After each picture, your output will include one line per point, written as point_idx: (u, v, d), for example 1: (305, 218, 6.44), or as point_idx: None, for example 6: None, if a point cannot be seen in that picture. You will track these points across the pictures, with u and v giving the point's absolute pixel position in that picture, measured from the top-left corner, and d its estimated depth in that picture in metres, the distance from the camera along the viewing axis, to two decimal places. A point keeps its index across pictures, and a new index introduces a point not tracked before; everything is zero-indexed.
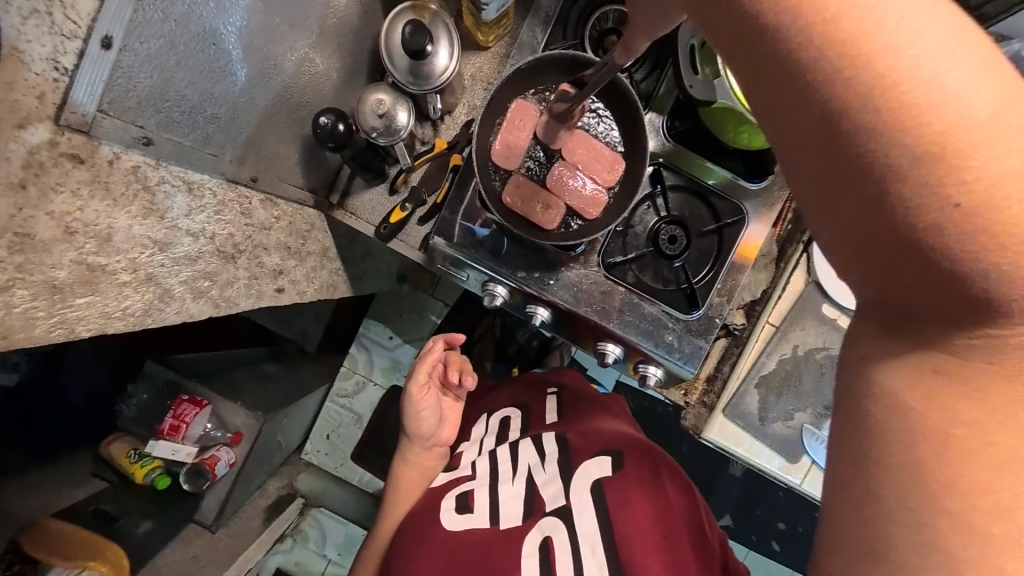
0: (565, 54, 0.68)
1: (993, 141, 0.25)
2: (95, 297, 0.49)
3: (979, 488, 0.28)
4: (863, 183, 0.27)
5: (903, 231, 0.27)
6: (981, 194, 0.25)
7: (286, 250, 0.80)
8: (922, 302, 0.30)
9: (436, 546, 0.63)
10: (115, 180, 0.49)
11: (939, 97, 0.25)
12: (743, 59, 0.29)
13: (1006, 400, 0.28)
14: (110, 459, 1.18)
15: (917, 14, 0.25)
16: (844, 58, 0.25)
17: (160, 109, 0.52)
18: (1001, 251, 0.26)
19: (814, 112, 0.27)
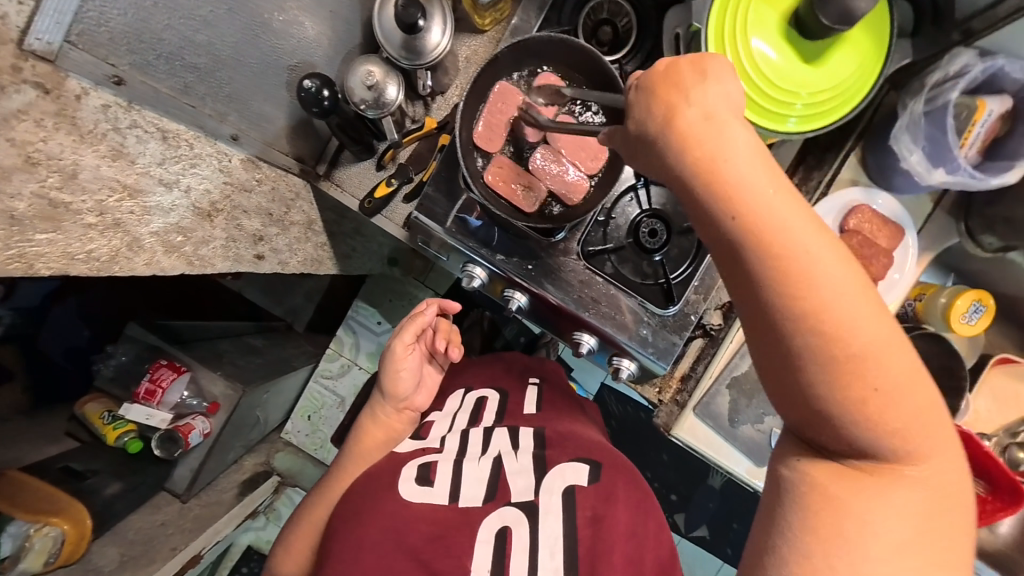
0: (553, 36, 0.69)
1: (879, 355, 0.38)
2: (58, 235, 0.50)
3: (843, 535, 0.38)
4: (802, 367, 0.38)
5: (826, 401, 0.38)
6: (871, 385, 0.38)
7: (268, 216, 0.76)
8: (836, 446, 0.40)
9: (384, 514, 0.60)
10: (83, 116, 0.52)
11: (846, 321, 0.37)
12: (725, 263, 0.40)
13: (873, 487, 0.39)
14: (83, 419, 1.17)
15: (834, 268, 0.38)
16: (792, 285, 0.37)
17: (134, 50, 0.56)
18: (882, 419, 0.38)
19: (773, 315, 0.38)
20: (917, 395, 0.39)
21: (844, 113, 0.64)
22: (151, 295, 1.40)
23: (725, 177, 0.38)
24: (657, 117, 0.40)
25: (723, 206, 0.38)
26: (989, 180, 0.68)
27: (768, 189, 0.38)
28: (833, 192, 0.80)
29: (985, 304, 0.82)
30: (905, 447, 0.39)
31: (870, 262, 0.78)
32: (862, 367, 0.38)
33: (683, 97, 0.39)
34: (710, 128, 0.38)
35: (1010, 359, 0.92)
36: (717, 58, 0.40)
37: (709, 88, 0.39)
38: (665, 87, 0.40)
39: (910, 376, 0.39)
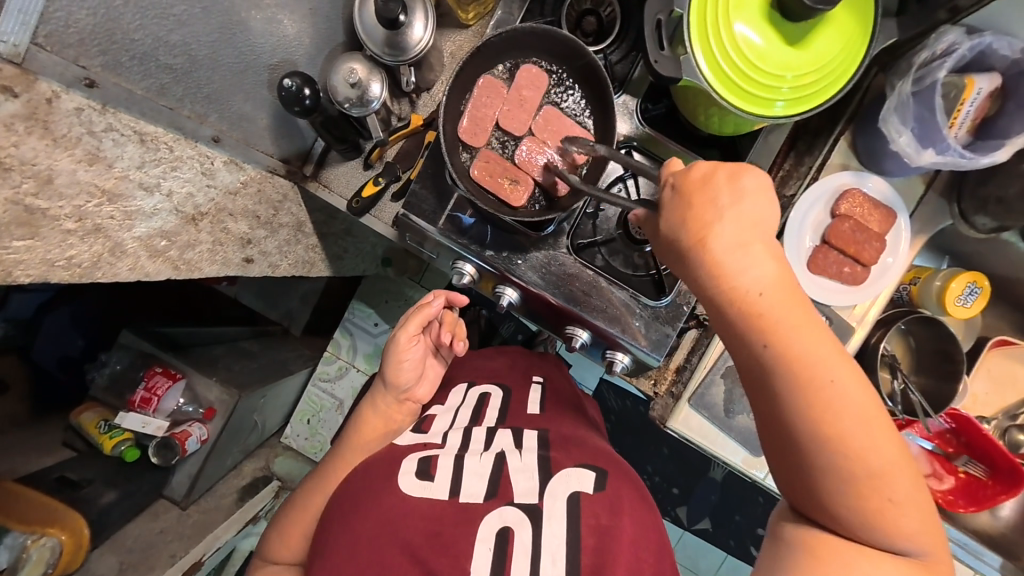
0: (526, 27, 0.67)
1: (871, 448, 0.44)
2: (36, 242, 0.49)
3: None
4: (800, 447, 0.45)
5: (818, 478, 0.45)
6: (863, 473, 0.44)
7: (256, 220, 0.79)
8: (826, 518, 0.46)
9: (384, 507, 0.60)
10: (56, 120, 0.49)
11: (842, 418, 0.44)
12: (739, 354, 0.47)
13: (858, 554, 0.45)
14: (79, 428, 1.17)
15: (836, 371, 0.45)
16: (797, 381, 0.44)
17: (106, 50, 0.52)
18: (870, 502, 0.44)
19: (777, 403, 0.45)
20: (911, 489, 0.45)
21: (816, 105, 0.64)
22: (151, 299, 1.38)
23: (745, 289, 0.45)
24: (689, 228, 0.47)
25: (741, 307, 0.45)
26: (979, 159, 0.68)
27: (783, 300, 0.45)
28: (821, 178, 0.79)
29: (981, 286, 0.81)
30: (900, 532, 0.45)
31: (863, 247, 0.78)
32: (860, 460, 0.44)
33: (716, 213, 0.46)
34: (735, 243, 0.46)
35: (1008, 341, 0.91)
36: (750, 177, 0.46)
37: (738, 207, 0.46)
38: (697, 201, 0.46)
39: (900, 471, 0.45)
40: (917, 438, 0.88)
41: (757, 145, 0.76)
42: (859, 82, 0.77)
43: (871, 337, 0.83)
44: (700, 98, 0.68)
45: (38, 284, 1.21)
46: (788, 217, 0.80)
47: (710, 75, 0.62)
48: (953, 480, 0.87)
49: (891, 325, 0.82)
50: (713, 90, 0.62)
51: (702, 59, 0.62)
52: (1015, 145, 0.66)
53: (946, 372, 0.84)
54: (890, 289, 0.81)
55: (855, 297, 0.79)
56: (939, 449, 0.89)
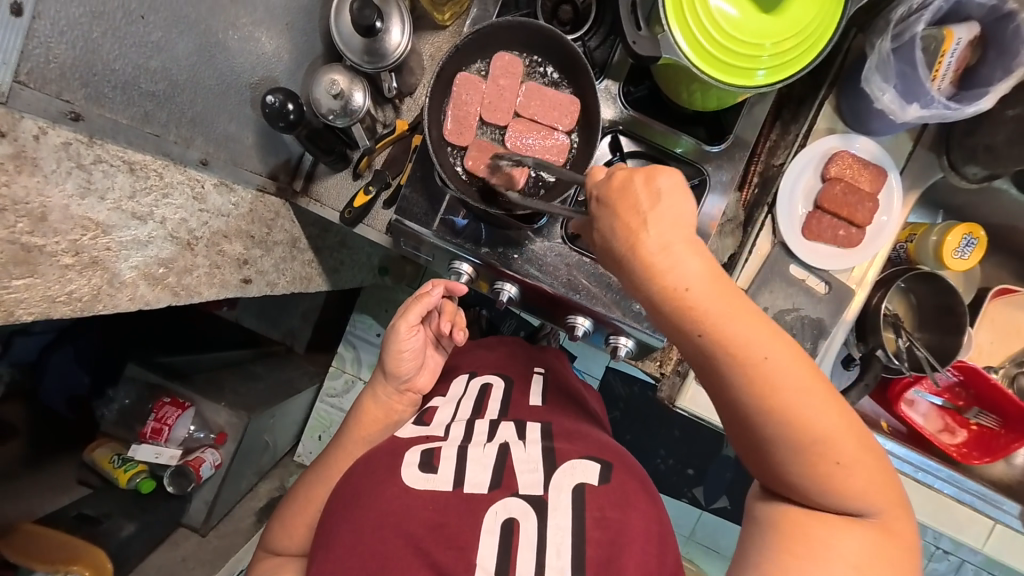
0: (515, 21, 0.69)
1: (823, 423, 0.44)
2: (34, 279, 0.49)
3: (794, 540, 0.45)
4: (752, 432, 0.46)
5: (775, 461, 0.46)
6: (821, 448, 0.44)
7: (250, 239, 0.80)
8: (795, 497, 0.47)
9: (387, 499, 0.59)
10: (44, 156, 0.47)
11: (789, 399, 0.44)
12: (684, 351, 0.48)
13: (817, 518, 0.46)
14: (93, 464, 1.17)
15: (777, 355, 0.45)
16: (739, 371, 0.45)
17: (87, 82, 0.51)
18: (832, 475, 0.44)
19: (725, 393, 0.46)
20: (870, 456, 0.45)
21: (795, 72, 0.64)
22: (152, 326, 1.35)
23: (678, 289, 0.45)
24: (618, 234, 0.47)
25: (675, 306, 0.46)
26: (964, 109, 0.68)
27: (713, 295, 0.45)
28: (809, 143, 0.80)
29: (976, 236, 0.82)
30: (862, 500, 0.45)
31: (856, 209, 0.78)
32: (815, 438, 0.44)
33: (640, 217, 0.46)
34: (661, 245, 0.46)
35: (1010, 289, 0.91)
36: (664, 177, 0.47)
37: (660, 207, 0.46)
38: (622, 206, 0.47)
39: (857, 440, 0.45)
40: (925, 394, 0.90)
41: (743, 116, 0.77)
42: (837, 45, 0.79)
43: (870, 298, 0.83)
44: (681, 75, 0.68)
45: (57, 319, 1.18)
46: (778, 188, 0.81)
47: (689, 51, 0.62)
48: (965, 433, 0.89)
49: (889, 284, 0.83)
50: (692, 64, 0.62)
51: (680, 36, 0.62)
52: (999, 91, 0.66)
53: (949, 326, 0.85)
54: (886, 249, 0.81)
55: (852, 259, 0.80)
56: (949, 404, 0.91)
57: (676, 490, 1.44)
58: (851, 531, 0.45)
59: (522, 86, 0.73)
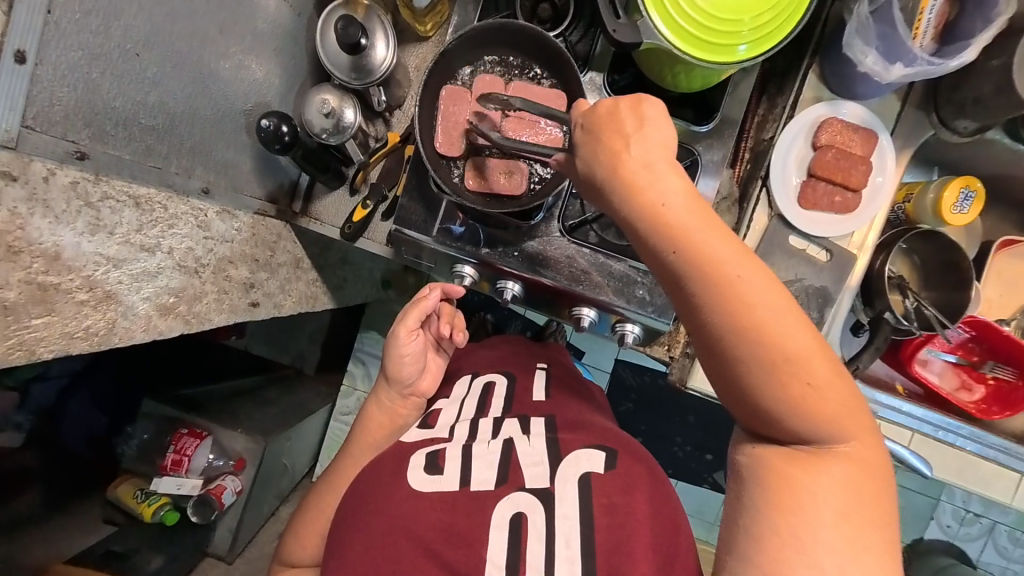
0: (490, 24, 0.71)
1: (795, 347, 0.44)
2: (52, 317, 0.50)
3: (781, 499, 0.44)
4: (724, 351, 0.46)
5: (745, 382, 0.46)
6: (791, 371, 0.44)
7: (255, 263, 0.82)
8: (763, 423, 0.46)
9: (396, 503, 0.60)
10: (54, 197, 0.48)
11: (762, 319, 0.44)
12: (660, 271, 0.48)
13: (795, 466, 0.45)
14: (117, 500, 1.18)
15: (752, 275, 0.45)
16: (711, 287, 0.45)
17: (91, 121, 0.52)
18: (800, 399, 0.44)
19: (696, 311, 0.46)
20: (839, 384, 0.45)
21: (770, 48, 0.65)
22: (166, 359, 1.36)
23: (655, 203, 0.47)
24: (601, 156, 0.49)
25: (652, 222, 0.47)
26: (949, 63, 0.68)
27: (690, 212, 0.46)
28: (798, 114, 0.81)
29: (974, 189, 0.82)
30: (831, 428, 0.45)
31: (850, 173, 0.79)
32: (785, 357, 0.44)
33: (623, 139, 0.48)
34: (643, 165, 0.48)
35: (1011, 241, 0.92)
36: (651, 106, 0.49)
37: (644, 132, 0.48)
38: (605, 131, 0.49)
39: (827, 367, 0.45)
40: (938, 352, 0.91)
41: (728, 94, 0.79)
42: (815, 14, 0.80)
43: (873, 261, 0.83)
44: (665, 58, 0.70)
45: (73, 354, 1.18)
46: (771, 157, 0.82)
47: (670, 35, 0.64)
48: (983, 388, 0.89)
49: (890, 247, 0.83)
50: (673, 44, 0.64)
51: (659, 21, 0.64)
52: (981, 42, 0.67)
53: (955, 281, 0.86)
54: (884, 211, 0.82)
55: (851, 224, 0.80)
56: (963, 359, 0.91)
57: (697, 476, 1.43)
58: (820, 464, 0.45)
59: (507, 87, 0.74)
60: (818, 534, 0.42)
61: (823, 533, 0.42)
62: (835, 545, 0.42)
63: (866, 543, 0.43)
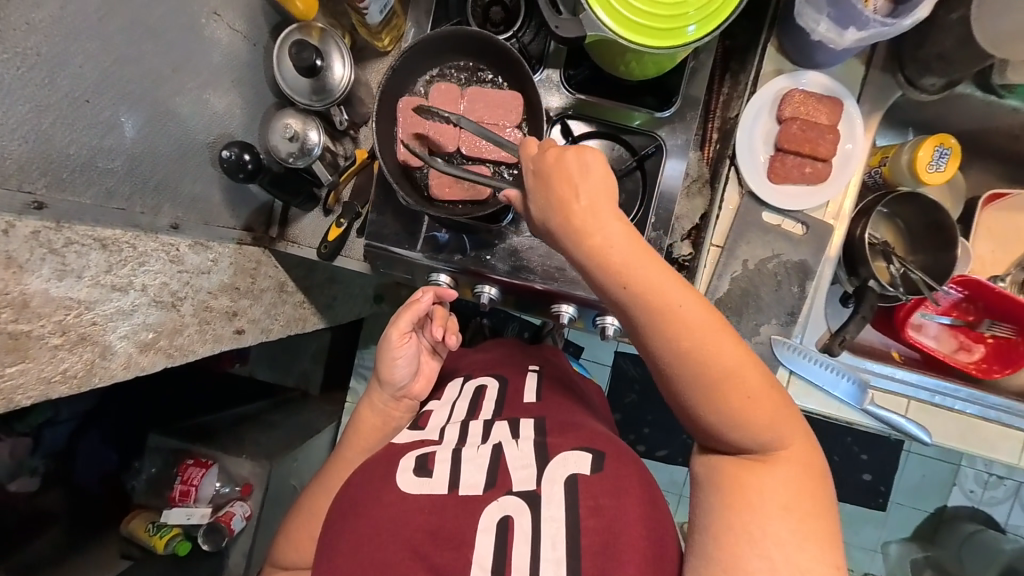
0: (440, 32, 0.72)
1: (732, 368, 0.48)
2: (26, 363, 0.52)
3: (737, 501, 0.47)
4: (674, 376, 0.49)
5: (694, 402, 0.49)
6: (731, 388, 0.48)
7: (236, 291, 0.83)
8: (714, 436, 0.50)
9: (385, 506, 0.59)
10: (16, 247, 0.49)
11: (703, 344, 0.48)
12: (613, 306, 0.52)
13: (747, 469, 0.48)
14: (131, 535, 1.21)
15: (692, 306, 0.49)
16: (657, 318, 0.49)
17: (46, 171, 0.53)
18: (743, 413, 0.48)
19: (646, 340, 0.50)
20: (774, 399, 0.49)
21: (718, 25, 0.65)
22: (175, 389, 1.37)
23: (602, 245, 0.51)
24: (551, 203, 0.53)
25: (600, 264, 0.51)
26: (903, 22, 0.66)
27: (634, 251, 0.50)
28: (760, 88, 0.80)
29: (948, 146, 0.80)
30: (771, 436, 0.48)
31: (818, 143, 0.78)
32: (725, 377, 0.48)
33: (571, 186, 0.52)
34: (588, 209, 0.52)
35: (1000, 194, 0.90)
36: (592, 154, 0.53)
37: (588, 180, 0.52)
38: (555, 178, 0.53)
39: (763, 384, 0.49)
40: (932, 316, 0.89)
41: (687, 78, 0.78)
42: None
43: (853, 229, 0.81)
44: (615, 48, 0.70)
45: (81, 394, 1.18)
46: (737, 135, 0.81)
47: (614, 25, 0.64)
48: (982, 348, 0.87)
49: (870, 212, 0.81)
50: (617, 33, 0.64)
51: (602, 12, 0.63)
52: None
53: (942, 242, 0.83)
54: (857, 176, 0.81)
55: (824, 194, 0.79)
56: (960, 320, 0.89)
57: None
58: (767, 468, 0.48)
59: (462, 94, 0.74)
60: (772, 532, 0.45)
61: (774, 530, 0.45)
62: (788, 542, 0.45)
63: (813, 535, 0.46)
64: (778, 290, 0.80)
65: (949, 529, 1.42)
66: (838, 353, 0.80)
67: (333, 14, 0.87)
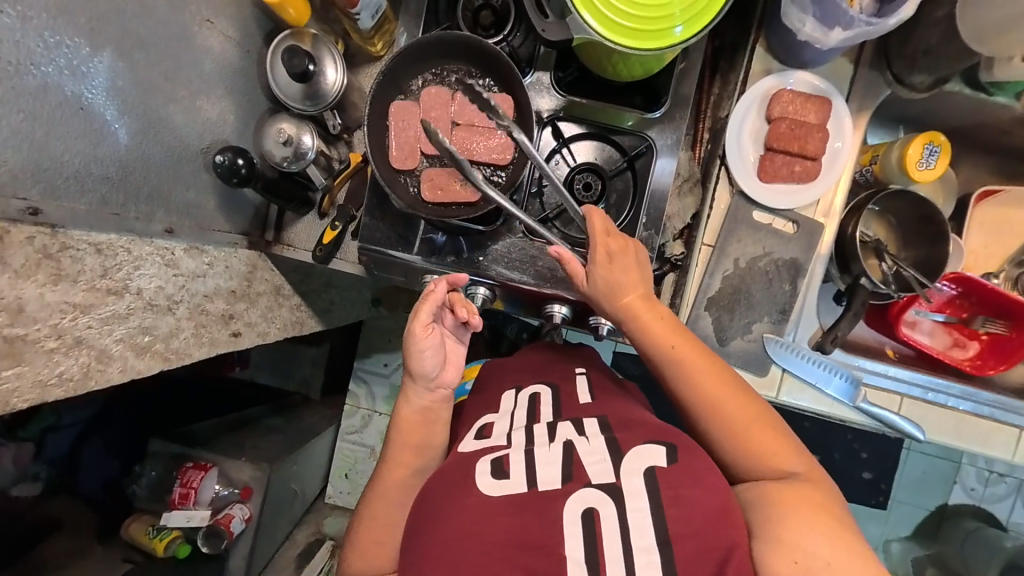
0: (428, 38, 0.73)
1: (748, 411, 0.63)
2: (22, 367, 0.52)
3: (778, 505, 0.56)
4: (703, 416, 0.64)
5: (721, 436, 0.62)
6: (747, 426, 0.62)
7: (231, 295, 0.84)
8: (743, 466, 0.61)
9: (465, 510, 0.55)
10: (12, 253, 0.50)
11: (722, 392, 0.63)
12: (654, 363, 0.67)
13: (782, 486, 0.58)
14: (132, 540, 1.21)
15: (712, 363, 0.65)
16: (687, 372, 0.65)
17: (41, 179, 0.54)
18: (760, 445, 0.61)
19: (681, 389, 0.65)
20: (785, 437, 0.62)
21: (705, 26, 0.65)
22: (178, 392, 1.39)
23: (644, 317, 0.67)
24: (606, 283, 0.69)
25: (645, 332, 0.67)
26: (888, 20, 0.66)
27: (667, 324, 0.67)
28: (748, 88, 0.81)
29: (938, 144, 0.81)
30: (790, 465, 0.60)
31: (807, 140, 0.78)
32: (741, 417, 0.62)
33: (622, 270, 0.69)
34: (634, 290, 0.68)
35: (990, 191, 0.91)
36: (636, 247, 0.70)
37: (633, 267, 0.69)
38: (602, 267, 0.68)
39: (772, 426, 0.62)
40: (926, 312, 0.89)
41: (676, 79, 0.79)
42: None
43: (846, 226, 0.81)
44: (602, 51, 0.72)
45: (83, 399, 1.23)
46: (725, 135, 0.82)
47: (600, 28, 0.64)
48: (976, 344, 0.87)
49: (861, 210, 0.81)
50: (602, 36, 0.64)
51: (588, 16, 0.64)
52: None
53: (931, 235, 0.84)
54: (846, 174, 0.81)
55: (814, 192, 0.79)
56: (953, 317, 0.89)
57: None
58: (795, 490, 0.58)
59: (453, 98, 0.76)
60: (811, 536, 0.53)
61: (810, 526, 0.53)
62: (826, 545, 0.52)
63: (850, 547, 0.53)
64: (770, 288, 0.80)
65: (951, 525, 1.42)
66: (830, 350, 0.79)
67: (325, 21, 0.89)
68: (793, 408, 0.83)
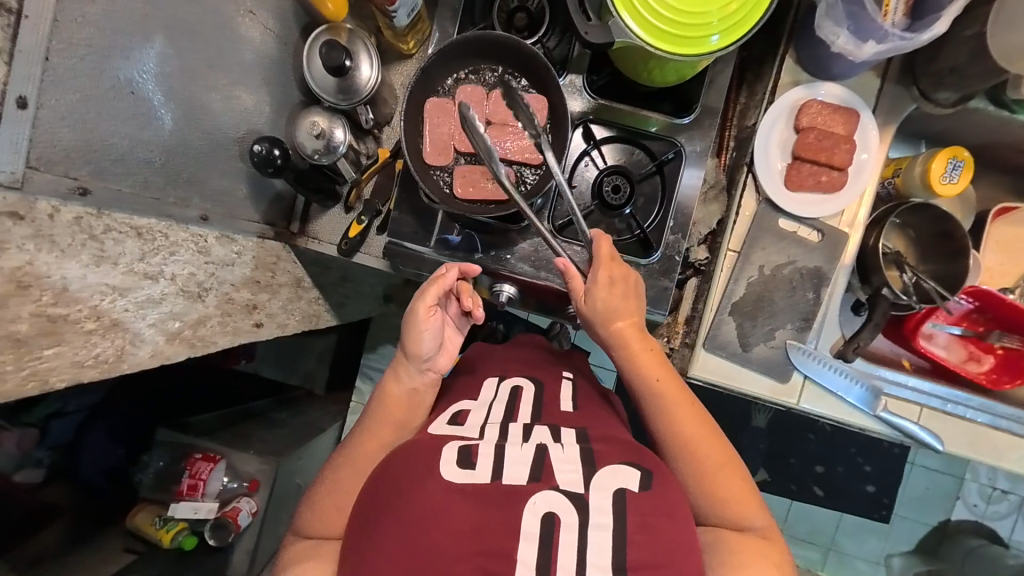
0: (466, 36, 0.74)
1: (720, 456, 0.64)
2: (62, 346, 0.53)
3: (734, 554, 0.59)
4: (676, 454, 0.64)
5: (691, 478, 0.63)
6: (716, 473, 0.63)
7: (256, 285, 0.84)
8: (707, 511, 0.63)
9: (423, 495, 0.53)
10: (59, 233, 0.51)
11: (698, 434, 0.64)
12: (642, 391, 0.67)
13: (739, 536, 0.61)
14: (137, 529, 1.21)
15: (692, 405, 0.66)
16: (670, 406, 0.65)
17: (88, 159, 0.55)
18: (726, 494, 0.62)
19: (660, 421, 0.65)
20: (748, 485, 0.64)
21: (744, 35, 0.66)
22: (191, 382, 1.37)
23: (634, 346, 0.68)
24: (603, 308, 0.68)
25: (634, 362, 0.68)
26: (920, 36, 0.68)
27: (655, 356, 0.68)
28: (776, 99, 0.82)
29: (962, 158, 0.82)
30: (750, 516, 0.62)
31: (833, 152, 0.80)
32: (712, 460, 0.63)
33: (620, 297, 0.69)
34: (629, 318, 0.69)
35: (1009, 208, 0.92)
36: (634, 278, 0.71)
37: (631, 297, 0.70)
38: (602, 291, 0.68)
39: (739, 473, 0.64)
40: (943, 326, 0.90)
41: (706, 87, 0.80)
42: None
43: (868, 237, 0.83)
44: (639, 56, 0.73)
45: (87, 387, 1.19)
46: (753, 144, 0.83)
47: (641, 33, 0.66)
48: (991, 358, 0.88)
49: (883, 222, 0.82)
50: (644, 40, 0.66)
51: (630, 20, 0.65)
52: (949, 13, 0.66)
53: (952, 250, 0.85)
54: (871, 186, 0.83)
55: (839, 203, 0.81)
56: (969, 331, 0.90)
57: None
58: (750, 541, 0.60)
59: (487, 97, 0.77)
60: None
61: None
62: None
63: None
64: (793, 296, 0.81)
65: (953, 543, 1.42)
66: (852, 359, 0.80)
67: (359, 16, 0.90)
68: (810, 414, 0.84)
